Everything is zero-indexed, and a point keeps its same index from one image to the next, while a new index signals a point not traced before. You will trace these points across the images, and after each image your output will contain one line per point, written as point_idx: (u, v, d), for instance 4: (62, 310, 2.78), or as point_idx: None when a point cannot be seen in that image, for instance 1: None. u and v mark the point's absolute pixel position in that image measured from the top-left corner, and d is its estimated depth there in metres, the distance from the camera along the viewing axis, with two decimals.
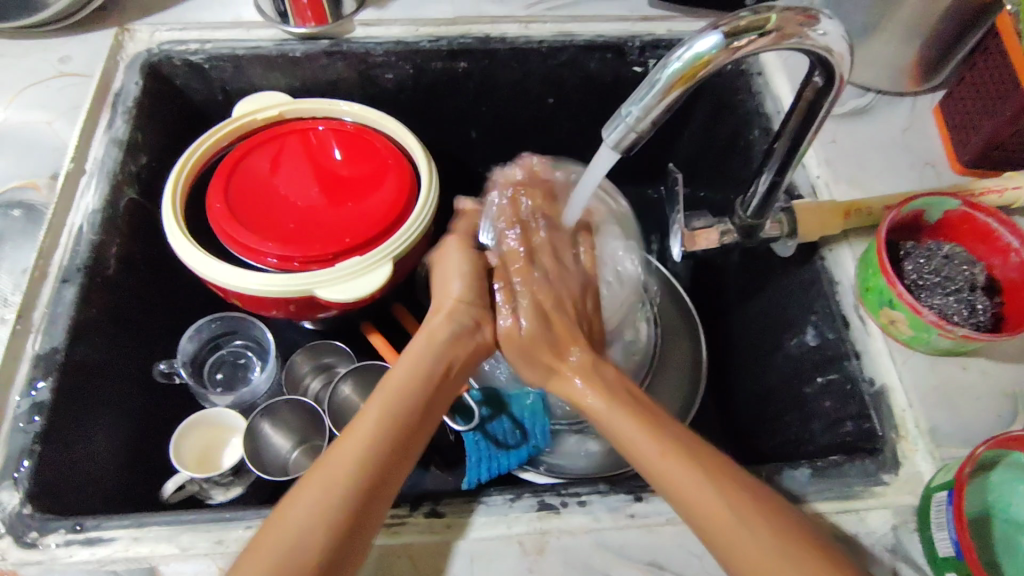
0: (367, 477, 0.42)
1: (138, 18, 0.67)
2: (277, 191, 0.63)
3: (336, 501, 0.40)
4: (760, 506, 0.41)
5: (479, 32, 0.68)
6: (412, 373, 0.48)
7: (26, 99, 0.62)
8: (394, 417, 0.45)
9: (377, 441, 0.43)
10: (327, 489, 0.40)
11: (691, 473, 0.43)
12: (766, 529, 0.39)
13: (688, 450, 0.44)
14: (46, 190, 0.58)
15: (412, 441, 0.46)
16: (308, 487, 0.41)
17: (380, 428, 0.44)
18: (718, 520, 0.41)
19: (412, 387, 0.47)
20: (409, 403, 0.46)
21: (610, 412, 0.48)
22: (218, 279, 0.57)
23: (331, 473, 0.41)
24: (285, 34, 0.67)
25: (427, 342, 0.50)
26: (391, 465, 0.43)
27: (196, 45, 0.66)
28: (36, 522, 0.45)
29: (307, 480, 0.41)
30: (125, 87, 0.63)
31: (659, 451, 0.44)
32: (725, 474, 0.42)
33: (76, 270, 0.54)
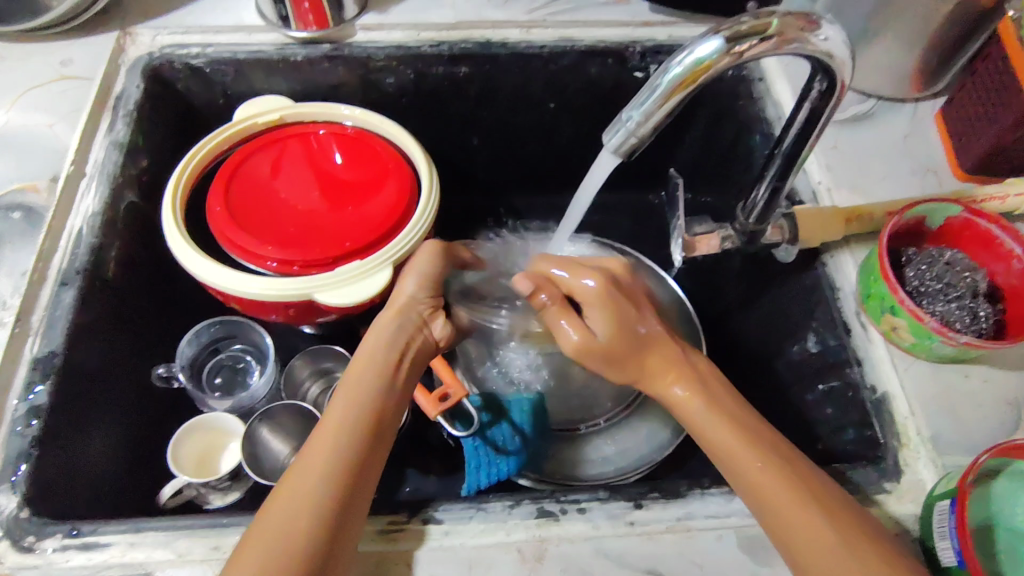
0: (327, 496, 0.40)
1: (140, 22, 0.67)
2: (278, 194, 0.63)
3: (296, 529, 0.38)
4: (825, 500, 0.41)
5: (480, 37, 0.69)
6: (360, 381, 0.46)
7: (28, 102, 0.62)
8: (347, 430, 0.43)
9: (333, 457, 0.42)
10: (302, 489, 0.40)
11: (775, 469, 0.42)
12: (836, 526, 0.39)
13: (762, 447, 0.43)
14: (46, 193, 0.58)
15: (372, 448, 0.44)
16: (265, 520, 0.39)
17: (346, 425, 0.44)
18: (789, 518, 0.40)
19: (365, 389, 0.46)
20: (359, 410, 0.45)
21: (700, 419, 0.47)
22: (218, 283, 0.57)
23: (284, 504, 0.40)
24: (286, 39, 0.67)
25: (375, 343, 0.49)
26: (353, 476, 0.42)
27: (198, 49, 0.66)
28: (33, 526, 0.45)
29: (263, 519, 0.39)
30: (126, 91, 0.63)
31: (754, 460, 0.43)
32: (796, 472, 0.42)
33: (75, 274, 0.53)
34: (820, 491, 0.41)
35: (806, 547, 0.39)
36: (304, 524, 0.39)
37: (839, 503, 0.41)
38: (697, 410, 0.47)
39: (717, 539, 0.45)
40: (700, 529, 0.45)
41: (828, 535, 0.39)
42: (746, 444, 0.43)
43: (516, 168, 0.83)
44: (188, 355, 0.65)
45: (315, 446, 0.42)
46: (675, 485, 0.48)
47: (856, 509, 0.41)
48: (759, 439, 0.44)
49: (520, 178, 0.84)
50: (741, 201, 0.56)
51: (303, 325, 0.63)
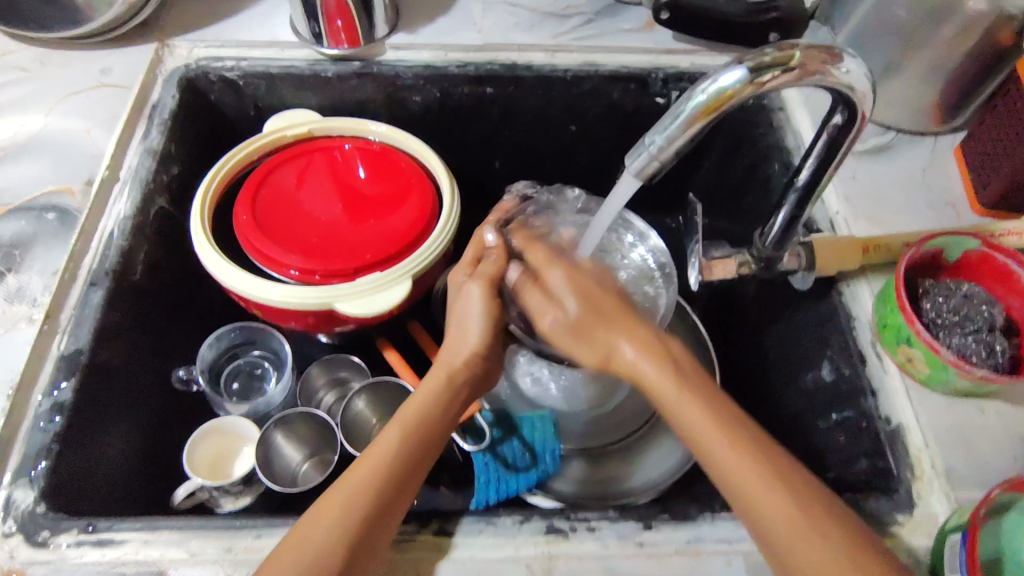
0: (382, 497, 0.43)
1: (177, 35, 0.69)
2: (303, 206, 0.65)
3: (347, 524, 0.41)
4: (821, 520, 0.39)
5: (506, 60, 0.70)
6: (419, 408, 0.49)
7: (67, 107, 0.64)
8: (400, 453, 0.45)
9: (390, 466, 0.45)
10: (341, 508, 0.42)
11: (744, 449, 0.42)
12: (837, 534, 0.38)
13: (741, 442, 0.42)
14: (81, 195, 0.59)
15: (422, 469, 0.46)
16: (324, 506, 0.43)
17: (395, 455, 0.45)
18: (788, 524, 0.39)
19: (424, 421, 0.48)
20: (416, 433, 0.47)
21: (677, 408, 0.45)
22: (242, 290, 0.58)
23: (339, 500, 0.42)
24: (318, 55, 0.69)
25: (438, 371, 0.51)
26: (402, 488, 0.44)
27: (232, 62, 0.68)
28: (49, 521, 0.45)
29: (324, 502, 0.43)
30: (162, 100, 0.65)
31: (755, 487, 0.40)
32: (794, 487, 0.40)
33: (104, 275, 0.55)
34: (820, 508, 0.39)
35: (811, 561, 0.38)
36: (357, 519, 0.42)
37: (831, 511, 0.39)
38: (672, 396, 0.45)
39: (726, 563, 0.45)
40: (710, 552, 0.45)
41: (817, 544, 0.38)
42: (759, 469, 0.41)
43: None
44: (208, 359, 0.65)
45: (372, 452, 0.45)
46: (685, 507, 0.48)
47: (855, 521, 0.39)
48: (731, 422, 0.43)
49: None
50: (758, 228, 0.56)
51: (323, 334, 0.64)
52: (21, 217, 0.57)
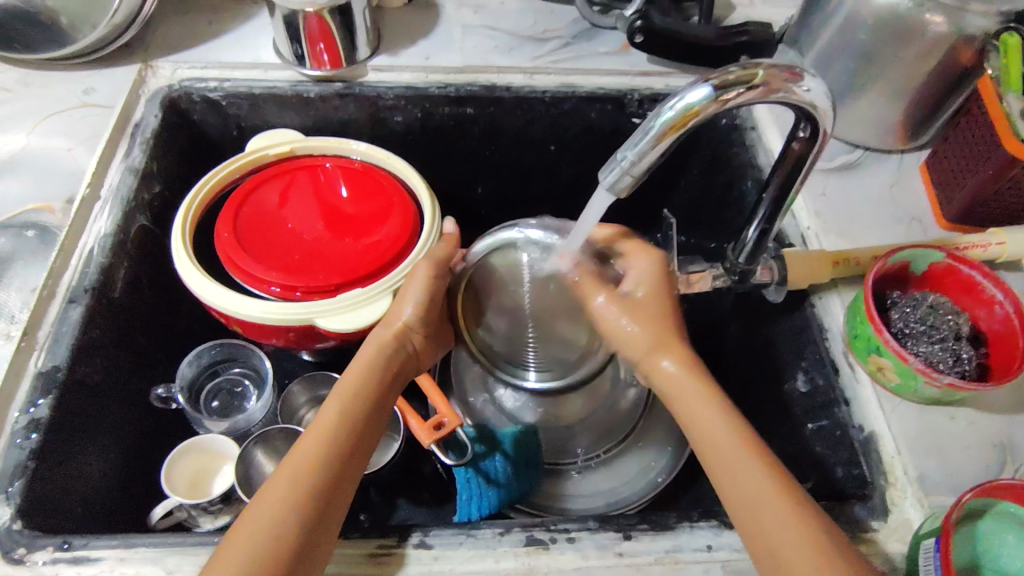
0: (328, 470, 0.44)
1: (161, 56, 0.71)
2: (285, 224, 0.66)
3: (304, 491, 0.42)
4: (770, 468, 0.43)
5: (486, 80, 0.72)
6: (352, 386, 0.49)
7: (48, 126, 0.65)
8: (344, 426, 0.46)
9: (324, 447, 0.45)
10: (288, 486, 0.42)
11: (734, 451, 0.44)
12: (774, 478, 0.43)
13: (729, 437, 0.45)
14: (61, 212, 0.59)
15: (365, 441, 0.48)
16: (268, 490, 0.42)
17: (336, 428, 0.46)
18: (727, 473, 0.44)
19: (362, 395, 0.49)
20: (357, 414, 0.47)
21: (693, 415, 0.47)
22: (222, 305, 0.58)
23: (282, 486, 0.42)
24: (301, 76, 0.71)
25: (368, 349, 0.52)
26: (354, 450, 0.46)
27: (215, 83, 0.69)
28: (24, 538, 0.45)
29: (266, 491, 0.43)
30: (144, 119, 0.66)
31: (723, 451, 0.45)
32: (747, 447, 0.44)
33: (83, 291, 0.55)
34: (753, 451, 0.44)
35: (755, 510, 0.42)
36: (308, 497, 0.42)
37: (811, 512, 0.41)
38: (681, 388, 0.48)
39: (706, 572, 0.45)
40: (689, 561, 0.46)
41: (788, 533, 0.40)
42: (714, 424, 0.46)
43: (517, 207, 0.85)
44: (187, 377, 0.65)
45: (308, 438, 0.45)
46: (665, 517, 0.48)
47: (781, 467, 0.44)
48: (743, 437, 0.45)
49: (519, 218, 0.87)
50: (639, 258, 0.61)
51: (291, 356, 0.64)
52: (2, 234, 0.57)
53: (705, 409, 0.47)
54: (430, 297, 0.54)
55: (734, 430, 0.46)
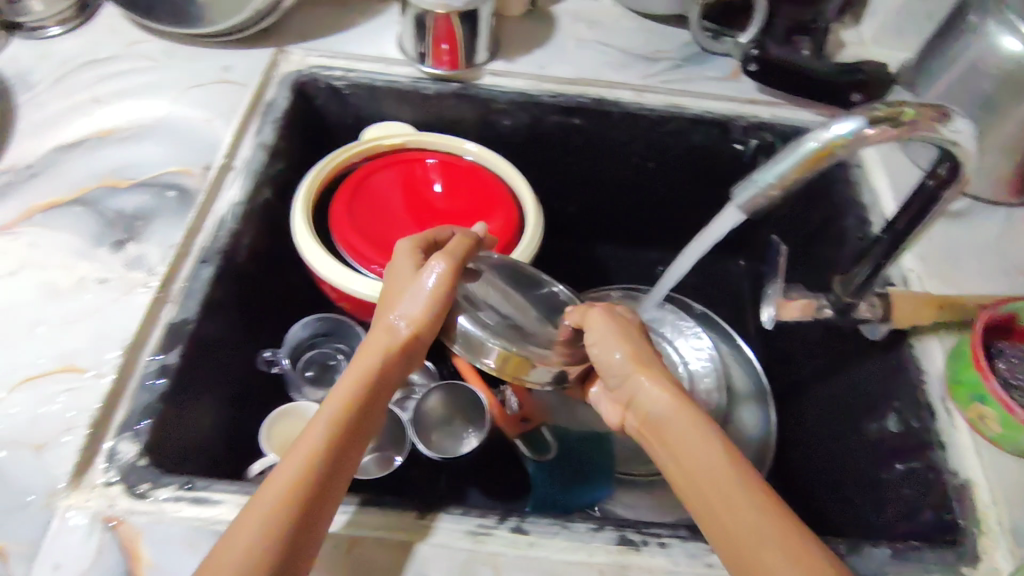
0: (307, 489, 0.40)
1: (294, 43, 0.75)
2: (394, 210, 0.69)
3: (279, 516, 0.39)
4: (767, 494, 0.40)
5: (596, 94, 0.74)
6: (338, 406, 0.45)
7: (189, 97, 0.69)
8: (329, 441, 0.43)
9: (306, 482, 0.41)
10: (261, 510, 0.39)
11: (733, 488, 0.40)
12: (766, 505, 0.39)
13: (715, 473, 0.41)
14: (199, 178, 0.63)
15: (353, 453, 0.44)
16: (236, 532, 0.38)
17: (325, 445, 0.42)
18: (721, 500, 0.40)
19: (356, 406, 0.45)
20: (345, 427, 0.44)
21: (688, 451, 0.42)
22: (336, 280, 0.61)
23: (254, 525, 0.38)
24: (420, 73, 0.74)
25: (362, 358, 0.47)
26: (340, 465, 0.43)
27: (341, 72, 0.73)
28: (149, 475, 0.48)
29: (239, 527, 0.39)
30: (276, 101, 0.70)
31: (715, 493, 0.40)
32: (742, 485, 0.40)
33: (214, 253, 0.58)
34: (749, 492, 0.40)
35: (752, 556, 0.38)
36: (280, 521, 0.39)
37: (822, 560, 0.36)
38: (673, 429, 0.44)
39: None
40: None
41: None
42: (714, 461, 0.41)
43: (605, 220, 0.87)
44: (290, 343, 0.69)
45: (282, 471, 0.41)
46: None
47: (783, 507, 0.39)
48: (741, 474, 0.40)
49: (605, 232, 0.88)
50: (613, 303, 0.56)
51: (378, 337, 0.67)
52: (144, 191, 0.61)
53: (701, 443, 0.42)
54: (434, 296, 0.50)
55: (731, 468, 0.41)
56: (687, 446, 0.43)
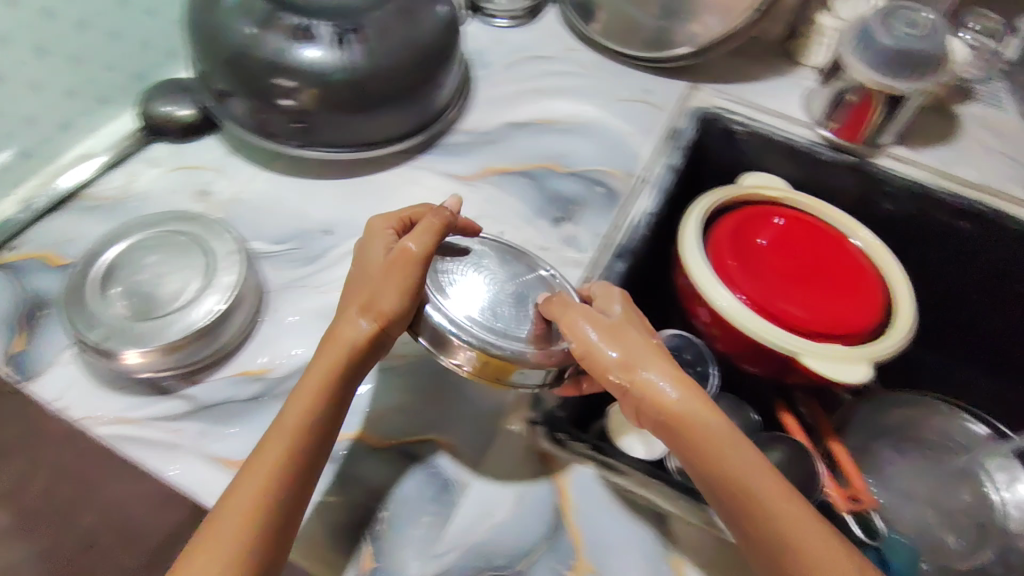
0: (287, 474, 0.43)
1: (708, 82, 0.81)
2: (771, 250, 0.73)
3: (264, 499, 0.42)
4: (795, 500, 0.43)
5: (996, 205, 0.72)
6: (322, 376, 0.46)
7: (615, 109, 0.76)
8: (298, 427, 0.45)
9: (282, 469, 0.43)
10: (252, 484, 0.43)
11: (789, 515, 0.42)
12: (792, 504, 0.43)
13: (771, 497, 0.43)
14: (625, 182, 0.70)
15: (326, 433, 0.46)
16: (241, 493, 0.42)
17: (292, 428, 0.45)
18: (766, 520, 0.42)
19: (320, 392, 0.46)
20: (320, 415, 0.45)
21: (723, 463, 0.44)
22: (698, 278, 0.68)
23: (249, 500, 0.42)
24: (818, 136, 0.77)
25: (335, 344, 0.47)
26: (308, 444, 0.45)
27: (743, 119, 0.78)
28: (565, 429, 0.53)
29: (239, 493, 0.43)
30: (685, 129, 0.76)
31: (758, 511, 0.42)
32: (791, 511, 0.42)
33: (626, 253, 0.65)
34: (804, 520, 0.42)
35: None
36: (267, 499, 0.42)
37: None
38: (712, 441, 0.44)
39: None
40: None
41: None
42: (756, 481, 0.43)
43: None
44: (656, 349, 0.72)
45: (271, 448, 0.44)
46: None
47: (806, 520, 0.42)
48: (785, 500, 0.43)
49: None
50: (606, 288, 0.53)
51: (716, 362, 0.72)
52: (579, 181, 0.69)
53: (742, 454, 0.44)
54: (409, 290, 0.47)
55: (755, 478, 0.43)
56: (719, 452, 0.44)
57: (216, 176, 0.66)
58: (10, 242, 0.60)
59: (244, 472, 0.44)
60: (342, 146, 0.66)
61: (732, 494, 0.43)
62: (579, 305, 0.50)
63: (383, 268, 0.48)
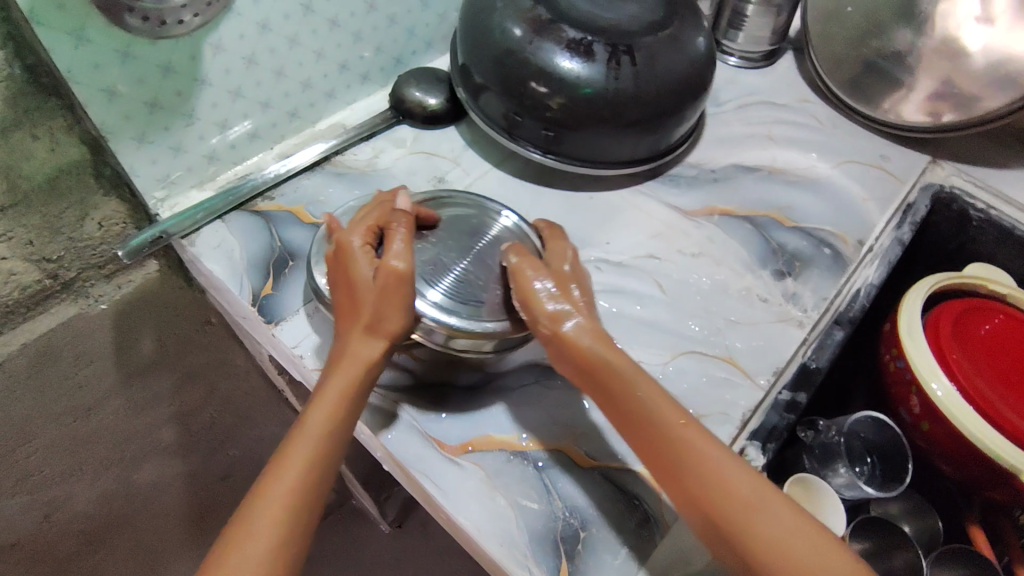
0: (303, 489, 0.43)
1: (949, 159, 0.77)
2: (1003, 347, 0.67)
3: (285, 514, 0.42)
4: (753, 477, 0.42)
5: None
6: (337, 392, 0.47)
7: (849, 170, 0.74)
8: (314, 443, 0.45)
9: (303, 480, 0.43)
10: (271, 503, 0.42)
11: (773, 514, 0.41)
12: (763, 485, 0.42)
13: (762, 502, 0.41)
14: (853, 249, 0.66)
15: (341, 447, 0.46)
16: (256, 519, 0.42)
17: (313, 442, 0.45)
18: (772, 541, 0.40)
19: (334, 404, 0.46)
20: (342, 427, 0.46)
21: (722, 476, 0.42)
22: (914, 353, 0.66)
23: (272, 515, 0.42)
24: None
25: (349, 364, 0.48)
26: (326, 454, 0.45)
27: (983, 205, 0.74)
28: None
29: (267, 504, 0.42)
30: (917, 204, 0.73)
31: (749, 517, 0.41)
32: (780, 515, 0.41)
33: (847, 321, 0.63)
34: (794, 519, 0.41)
35: None
36: (288, 514, 0.42)
37: None
38: (706, 457, 0.43)
39: None
40: None
41: None
42: (743, 488, 0.41)
43: None
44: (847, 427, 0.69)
45: (288, 470, 0.43)
46: None
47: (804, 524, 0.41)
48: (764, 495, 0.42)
49: None
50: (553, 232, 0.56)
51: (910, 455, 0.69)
52: (805, 238, 0.67)
53: (726, 461, 0.43)
54: (398, 296, 0.48)
55: (758, 494, 0.41)
56: (712, 474, 0.42)
57: (452, 167, 0.70)
58: (268, 191, 0.66)
59: (259, 490, 0.43)
60: (576, 160, 0.67)
61: (725, 516, 0.41)
62: (529, 255, 0.51)
63: (377, 285, 0.48)
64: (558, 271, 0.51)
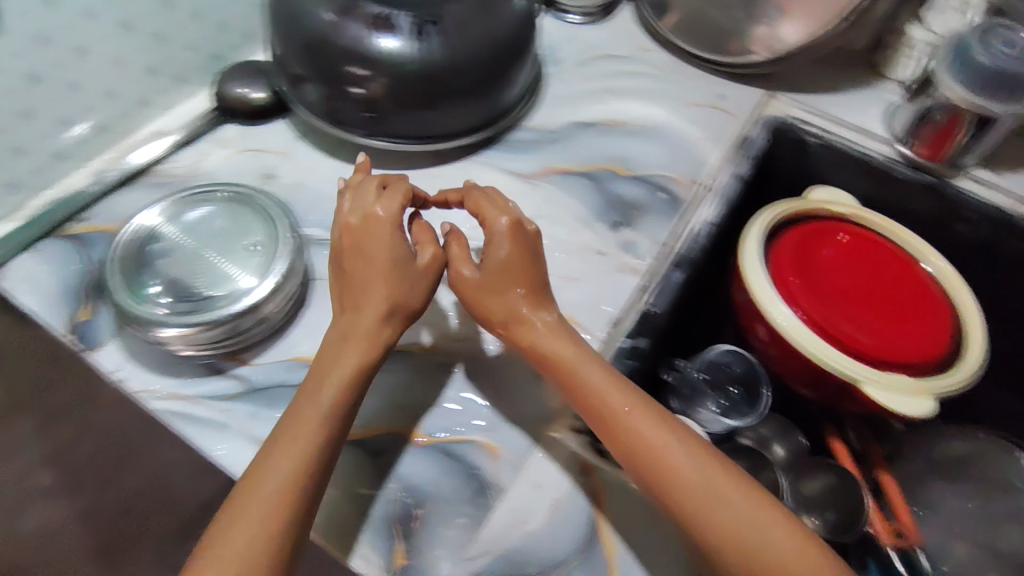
0: (300, 490, 0.41)
1: (783, 91, 0.79)
2: (837, 267, 0.68)
3: (279, 520, 0.39)
4: (670, 423, 0.45)
5: None
6: (333, 386, 0.45)
7: (687, 113, 0.75)
8: (294, 449, 0.42)
9: (301, 478, 0.41)
10: (257, 517, 0.39)
11: (693, 451, 0.44)
12: (688, 440, 0.45)
13: (694, 451, 0.44)
14: (688, 189, 0.68)
15: (336, 451, 0.44)
16: (238, 532, 0.39)
17: (299, 440, 0.42)
18: (708, 482, 0.43)
19: (320, 404, 0.44)
20: (337, 433, 0.44)
21: (663, 429, 0.45)
22: (754, 283, 0.66)
23: (271, 509, 0.40)
24: (896, 154, 0.73)
25: (356, 349, 0.47)
26: (325, 453, 0.43)
27: (817, 130, 0.75)
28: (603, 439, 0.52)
29: (249, 507, 0.40)
30: (753, 138, 0.75)
31: (677, 457, 0.44)
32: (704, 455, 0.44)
33: (685, 262, 0.63)
34: (703, 452, 0.44)
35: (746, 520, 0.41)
36: (280, 519, 0.40)
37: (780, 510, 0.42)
38: (644, 424, 0.45)
39: None
40: None
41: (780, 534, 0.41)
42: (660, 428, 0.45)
43: None
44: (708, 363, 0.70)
45: (275, 476, 0.41)
46: None
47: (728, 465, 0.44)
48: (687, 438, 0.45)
49: None
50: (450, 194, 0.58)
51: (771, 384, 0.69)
52: (641, 186, 0.68)
53: (664, 427, 0.45)
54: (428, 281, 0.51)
55: (701, 451, 0.44)
56: (641, 429, 0.45)
57: (281, 161, 0.68)
58: (80, 213, 0.62)
59: (228, 514, 0.40)
60: (407, 139, 0.66)
61: (663, 461, 0.44)
62: (458, 235, 0.55)
63: (406, 272, 0.50)
64: (496, 257, 0.52)
